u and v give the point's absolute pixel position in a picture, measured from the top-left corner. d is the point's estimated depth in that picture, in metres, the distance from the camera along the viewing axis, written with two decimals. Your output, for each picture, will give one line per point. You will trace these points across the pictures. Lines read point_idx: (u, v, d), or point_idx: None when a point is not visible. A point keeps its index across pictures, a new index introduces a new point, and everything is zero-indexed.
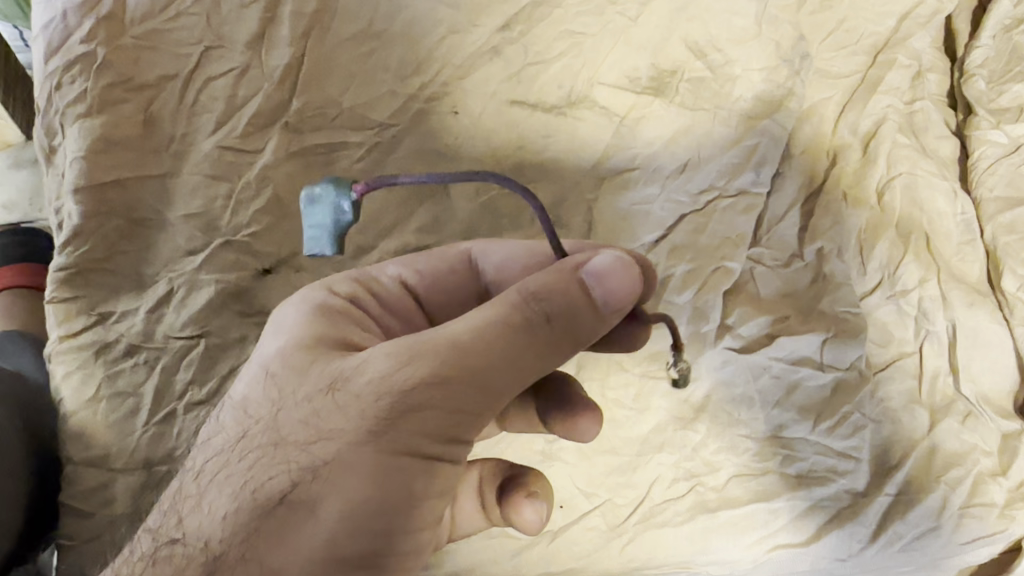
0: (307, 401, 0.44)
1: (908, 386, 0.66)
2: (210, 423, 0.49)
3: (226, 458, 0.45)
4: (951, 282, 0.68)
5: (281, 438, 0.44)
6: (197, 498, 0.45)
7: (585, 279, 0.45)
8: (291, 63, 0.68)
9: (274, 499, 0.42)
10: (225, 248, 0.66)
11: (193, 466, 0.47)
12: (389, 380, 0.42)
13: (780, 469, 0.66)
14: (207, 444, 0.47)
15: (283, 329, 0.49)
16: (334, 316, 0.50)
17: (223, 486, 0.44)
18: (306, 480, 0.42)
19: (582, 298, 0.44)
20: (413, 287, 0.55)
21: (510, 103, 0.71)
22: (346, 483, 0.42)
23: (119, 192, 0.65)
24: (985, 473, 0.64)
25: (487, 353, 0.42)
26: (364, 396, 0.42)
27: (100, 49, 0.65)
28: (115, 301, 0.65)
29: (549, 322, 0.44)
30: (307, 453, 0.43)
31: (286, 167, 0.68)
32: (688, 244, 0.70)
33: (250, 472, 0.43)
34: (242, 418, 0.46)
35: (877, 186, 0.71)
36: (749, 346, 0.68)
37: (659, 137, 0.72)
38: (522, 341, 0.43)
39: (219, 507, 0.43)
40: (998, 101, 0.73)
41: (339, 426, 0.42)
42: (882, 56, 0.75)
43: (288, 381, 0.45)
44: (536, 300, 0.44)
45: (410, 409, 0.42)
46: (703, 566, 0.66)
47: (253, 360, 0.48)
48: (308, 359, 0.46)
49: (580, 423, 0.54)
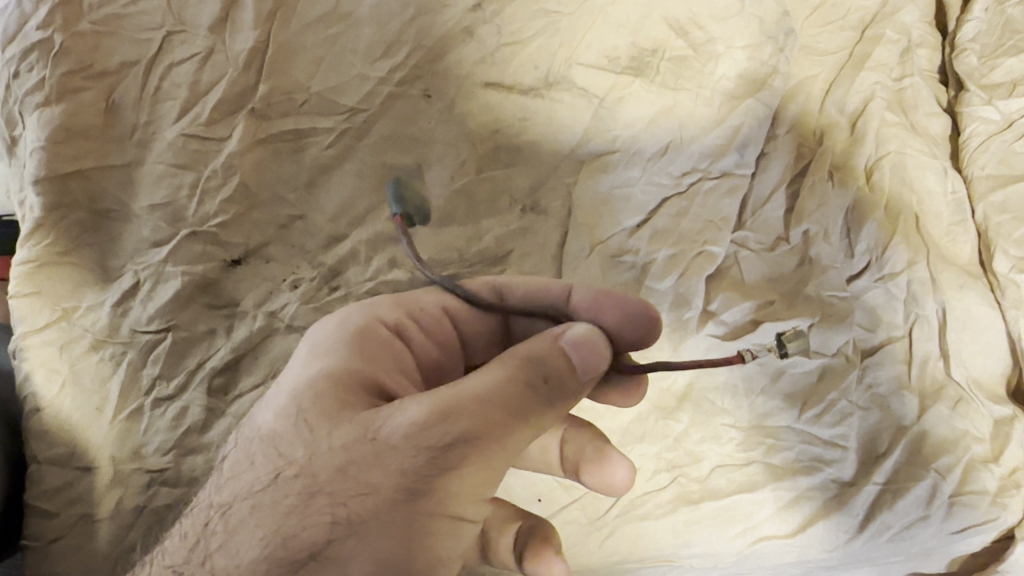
0: (341, 446, 0.42)
1: (897, 372, 0.64)
2: (234, 448, 0.47)
3: (254, 499, 0.43)
4: (942, 264, 0.66)
5: (317, 488, 0.42)
6: (226, 535, 0.43)
7: (566, 348, 0.45)
8: (256, 47, 0.66)
9: (306, 552, 0.41)
10: (192, 239, 0.64)
11: (218, 497, 0.45)
12: (423, 434, 0.41)
13: (765, 459, 0.64)
14: (234, 477, 0.45)
15: (313, 353, 0.48)
16: (371, 347, 0.49)
17: (253, 530, 0.42)
18: (341, 536, 0.41)
19: (567, 366, 0.45)
20: (455, 314, 0.54)
21: (484, 85, 0.69)
22: (376, 542, 0.41)
23: (81, 183, 0.64)
24: (976, 460, 0.62)
25: (507, 411, 0.42)
26: (399, 450, 0.41)
27: (58, 35, 0.64)
28: (79, 296, 0.63)
29: (549, 381, 0.44)
30: (342, 506, 0.41)
31: (253, 156, 0.66)
32: (671, 228, 0.68)
33: (285, 521, 0.42)
34: (274, 457, 0.44)
35: (866, 164, 0.69)
36: (733, 333, 0.66)
37: (639, 119, 0.70)
38: (533, 400, 0.43)
39: (250, 550, 0.42)
40: (990, 76, 0.71)
41: (375, 481, 0.41)
42: (869, 32, 0.73)
43: (320, 422, 0.44)
44: (532, 364, 0.44)
45: (443, 470, 0.41)
46: (687, 559, 0.64)
47: (280, 389, 0.47)
48: (337, 398, 0.44)
49: (615, 474, 0.53)
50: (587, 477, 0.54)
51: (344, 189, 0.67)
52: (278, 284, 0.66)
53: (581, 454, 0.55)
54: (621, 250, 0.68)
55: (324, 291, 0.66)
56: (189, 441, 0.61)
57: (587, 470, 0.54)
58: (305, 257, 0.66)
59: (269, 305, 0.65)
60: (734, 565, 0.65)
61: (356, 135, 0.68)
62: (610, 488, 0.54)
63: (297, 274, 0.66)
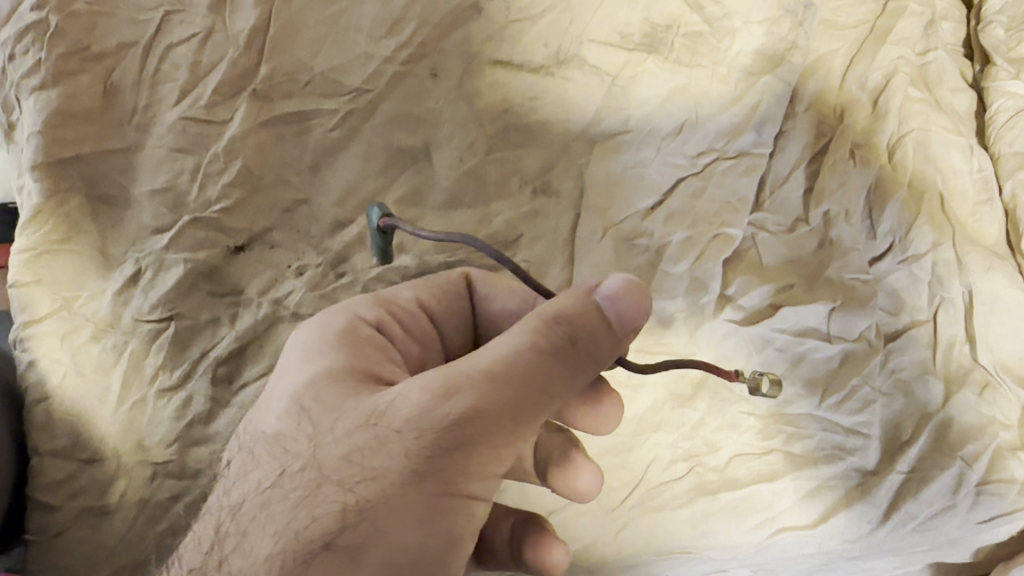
0: (345, 436, 0.42)
1: (921, 357, 0.62)
2: (237, 455, 0.46)
3: (264, 496, 0.42)
4: (968, 245, 0.64)
5: (324, 477, 0.41)
6: (239, 536, 0.42)
7: (601, 304, 0.43)
8: (257, 26, 0.64)
9: (318, 542, 0.40)
10: (194, 225, 0.63)
11: (226, 500, 0.44)
12: (427, 416, 0.40)
13: (785, 447, 0.62)
14: (241, 479, 0.44)
15: (308, 352, 0.47)
16: (362, 346, 0.48)
17: (264, 528, 0.41)
18: (351, 523, 0.40)
19: (600, 323, 0.42)
20: (430, 311, 0.53)
21: (493, 64, 0.67)
22: (390, 527, 0.40)
23: (80, 168, 0.62)
24: (1004, 446, 0.60)
25: (519, 384, 0.41)
26: (404, 434, 0.40)
27: (53, 16, 0.63)
28: (81, 285, 0.62)
29: (575, 344, 0.42)
30: (351, 492, 0.41)
31: (256, 138, 0.64)
32: (685, 210, 0.66)
33: (294, 512, 0.41)
34: (278, 454, 0.43)
35: (889, 143, 0.67)
36: (751, 317, 0.64)
37: (654, 96, 0.68)
38: (553, 366, 0.41)
39: (261, 550, 0.41)
40: (1017, 50, 0.69)
41: (382, 465, 0.40)
42: (892, 5, 0.71)
43: (323, 416, 0.43)
44: (559, 323, 0.42)
45: (450, 449, 0.40)
46: (705, 551, 0.62)
47: (281, 391, 0.46)
48: (339, 393, 0.44)
49: (582, 478, 0.54)
50: (554, 483, 0.54)
51: (350, 172, 0.66)
52: (282, 271, 0.64)
53: (549, 458, 0.54)
54: (635, 233, 0.66)
55: (330, 278, 0.64)
56: (193, 432, 0.60)
57: (555, 475, 0.54)
58: (311, 243, 0.65)
59: (274, 292, 0.63)
60: (753, 557, 0.63)
61: (360, 117, 0.66)
62: (579, 494, 0.54)
63: (302, 261, 0.64)
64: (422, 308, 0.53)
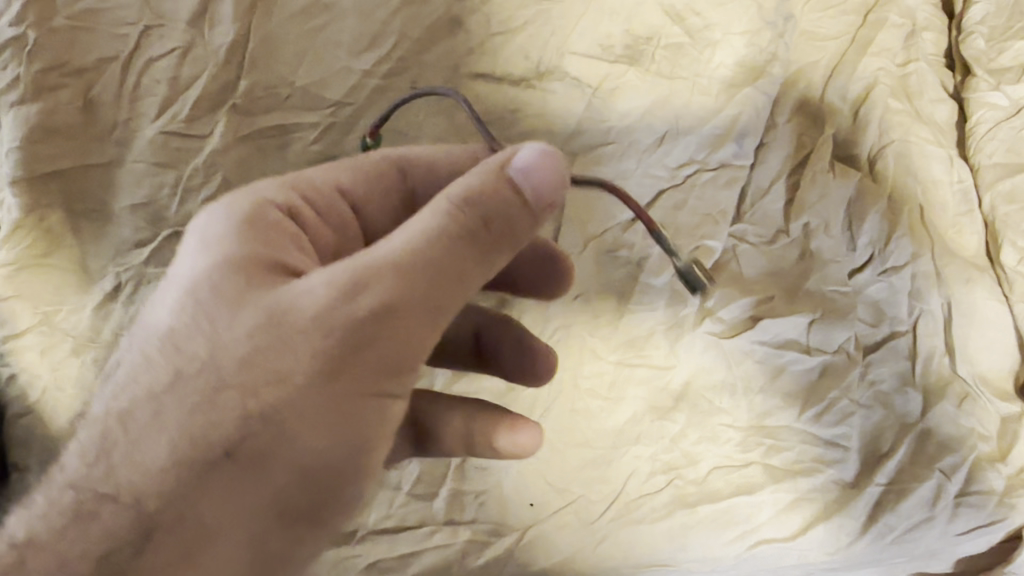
0: (246, 333, 0.40)
1: (900, 368, 0.62)
2: (129, 348, 0.43)
3: (156, 400, 0.41)
4: (947, 257, 0.64)
5: (222, 380, 0.40)
6: (128, 445, 0.41)
7: (516, 177, 0.42)
8: (236, 41, 0.65)
9: (219, 449, 0.39)
10: (174, 240, 0.63)
11: (117, 402, 0.42)
12: (332, 313, 0.39)
13: (764, 460, 0.62)
14: (134, 379, 0.41)
15: (207, 238, 0.44)
16: (270, 228, 0.45)
17: (160, 436, 0.40)
18: (254, 432, 0.39)
19: (516, 200, 0.41)
20: (348, 189, 0.51)
21: (474, 76, 0.67)
22: (303, 408, 0.39)
23: (60, 183, 0.63)
24: (982, 458, 0.60)
25: (428, 273, 0.40)
26: (309, 332, 0.39)
27: (31, 32, 0.62)
28: (62, 299, 0.62)
29: (490, 224, 0.41)
30: (255, 397, 0.39)
31: (236, 153, 0.65)
32: (666, 222, 0.66)
33: (188, 418, 0.40)
34: (174, 351, 0.41)
35: (868, 155, 0.68)
36: (731, 330, 0.64)
37: (634, 108, 0.68)
38: (464, 247, 0.41)
39: (153, 459, 0.40)
40: (999, 60, 0.70)
41: (287, 364, 0.39)
42: (872, 16, 0.71)
43: (222, 313, 0.40)
44: (472, 203, 0.41)
45: (359, 345, 0.39)
46: (685, 563, 0.62)
47: (172, 281, 0.43)
48: (239, 284, 0.41)
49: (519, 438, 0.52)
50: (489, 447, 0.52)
51: None
52: None
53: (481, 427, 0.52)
54: (616, 244, 0.66)
55: None
56: None
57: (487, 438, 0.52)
58: None
59: None
60: (735, 568, 0.63)
61: (341, 130, 0.66)
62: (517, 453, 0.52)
63: None
64: (339, 189, 0.51)
